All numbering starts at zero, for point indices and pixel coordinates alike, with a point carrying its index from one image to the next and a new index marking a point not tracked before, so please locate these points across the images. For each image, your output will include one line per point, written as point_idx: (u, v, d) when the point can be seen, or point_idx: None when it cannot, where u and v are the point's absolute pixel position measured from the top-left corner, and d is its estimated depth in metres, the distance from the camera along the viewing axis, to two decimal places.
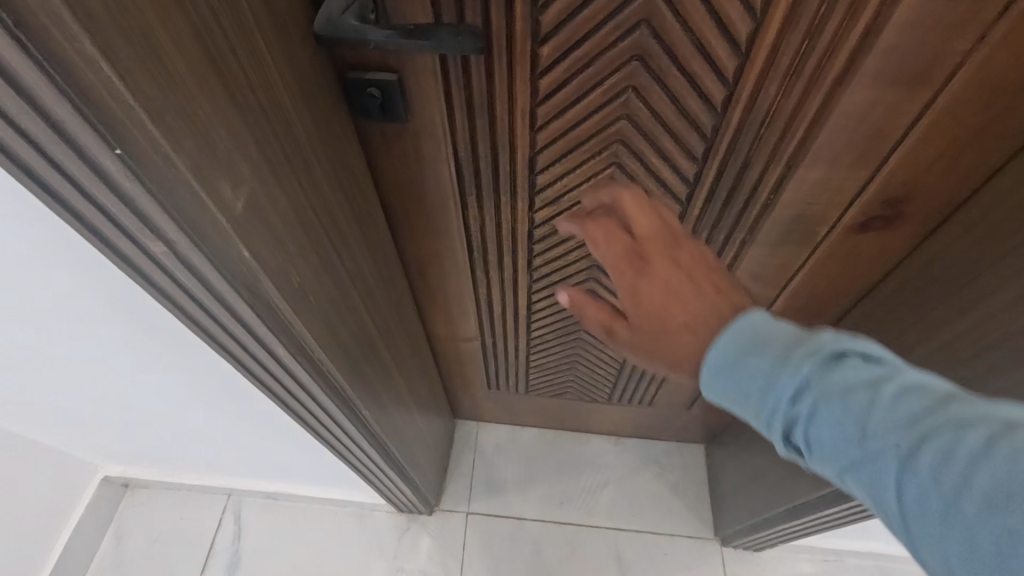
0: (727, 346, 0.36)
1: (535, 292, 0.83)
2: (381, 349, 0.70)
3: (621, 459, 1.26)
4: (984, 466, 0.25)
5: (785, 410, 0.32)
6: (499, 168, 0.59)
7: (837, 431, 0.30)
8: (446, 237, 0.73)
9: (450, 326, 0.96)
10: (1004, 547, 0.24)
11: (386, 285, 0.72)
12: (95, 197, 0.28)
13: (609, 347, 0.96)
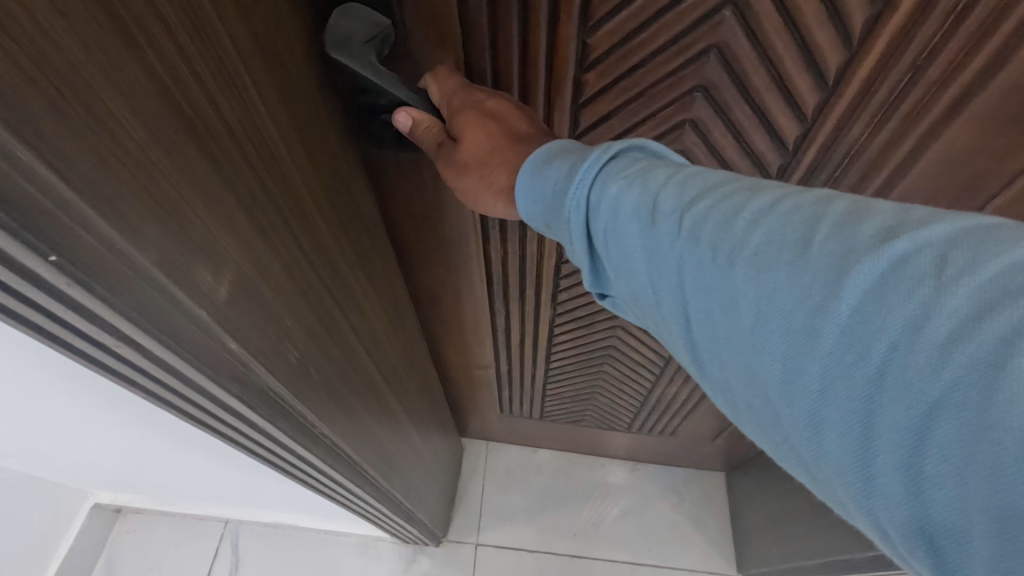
0: (551, 165, 0.40)
1: (561, 324, 0.78)
2: (390, 398, 0.64)
3: (638, 488, 1.21)
4: (737, 223, 0.30)
5: (594, 198, 0.37)
6: None
7: (629, 203, 0.35)
8: (463, 269, 0.67)
9: (463, 355, 0.90)
10: (744, 295, 0.29)
11: (397, 326, 0.66)
12: (27, 310, 0.21)
13: (634, 380, 0.91)
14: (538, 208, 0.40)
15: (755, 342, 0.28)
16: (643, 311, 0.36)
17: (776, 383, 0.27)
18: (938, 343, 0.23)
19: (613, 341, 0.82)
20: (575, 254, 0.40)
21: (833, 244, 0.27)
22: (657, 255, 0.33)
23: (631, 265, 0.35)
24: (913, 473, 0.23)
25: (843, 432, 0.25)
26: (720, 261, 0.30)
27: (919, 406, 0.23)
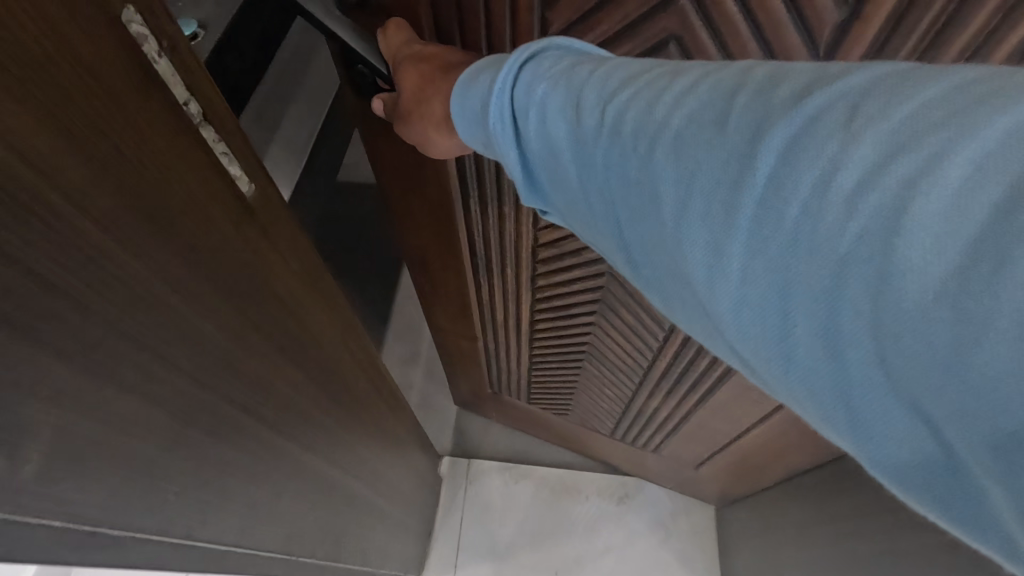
0: (476, 80, 0.48)
1: (547, 301, 0.88)
2: (338, 470, 0.61)
3: (622, 522, 1.19)
4: (659, 110, 0.35)
5: (522, 101, 0.44)
6: (498, 179, 0.68)
7: (558, 104, 0.41)
8: (451, 237, 0.82)
9: (453, 320, 1.03)
10: (674, 178, 0.34)
11: (353, 389, 0.64)
12: None
13: (613, 383, 0.97)
14: (463, 122, 0.50)
15: (679, 224, 0.34)
16: (581, 210, 0.43)
17: (704, 263, 0.33)
18: (840, 204, 0.27)
19: (593, 333, 0.90)
20: (506, 164, 0.46)
21: (746, 120, 0.31)
22: (587, 152, 0.40)
23: (564, 163, 0.42)
24: (828, 331, 0.28)
25: (763, 300, 0.30)
26: (646, 152, 0.35)
27: (830, 269, 0.27)
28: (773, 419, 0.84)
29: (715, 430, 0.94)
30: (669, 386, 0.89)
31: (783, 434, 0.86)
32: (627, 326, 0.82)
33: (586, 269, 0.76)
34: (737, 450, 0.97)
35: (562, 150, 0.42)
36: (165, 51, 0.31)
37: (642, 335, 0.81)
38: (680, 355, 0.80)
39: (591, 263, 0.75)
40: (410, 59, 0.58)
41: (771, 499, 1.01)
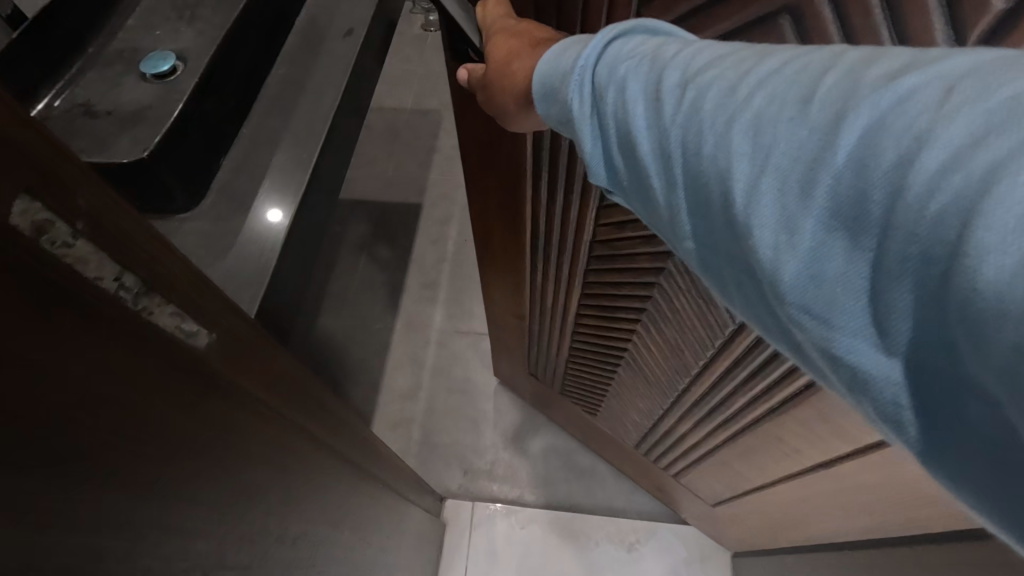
0: (565, 56, 0.44)
1: (598, 295, 0.90)
2: (329, 558, 0.58)
3: (633, 567, 1.14)
4: (741, 87, 0.31)
5: (606, 78, 0.40)
6: (570, 170, 0.71)
7: (639, 80, 0.37)
8: (519, 208, 0.88)
9: (507, 299, 1.10)
10: (745, 154, 0.30)
11: (349, 467, 0.61)
12: None
13: (647, 395, 0.98)
14: (551, 106, 0.45)
15: (748, 201, 0.29)
16: (648, 196, 0.38)
17: (771, 241, 0.29)
18: (922, 183, 0.23)
19: (637, 336, 0.91)
20: (584, 141, 0.42)
21: (834, 96, 0.27)
22: (658, 132, 0.36)
23: (636, 142, 0.37)
24: (920, 327, 0.24)
25: (845, 287, 0.27)
26: (722, 125, 0.31)
27: (917, 258, 0.24)
28: (794, 478, 0.80)
29: (737, 468, 0.91)
30: (702, 414, 0.88)
31: (803, 497, 0.82)
32: (670, 341, 0.83)
33: (638, 275, 0.78)
34: (755, 499, 0.94)
35: (637, 130, 0.37)
36: (79, 231, 0.29)
37: (686, 356, 0.81)
38: (722, 384, 0.79)
39: (644, 272, 0.76)
40: (504, 31, 0.57)
41: (787, 555, 0.97)
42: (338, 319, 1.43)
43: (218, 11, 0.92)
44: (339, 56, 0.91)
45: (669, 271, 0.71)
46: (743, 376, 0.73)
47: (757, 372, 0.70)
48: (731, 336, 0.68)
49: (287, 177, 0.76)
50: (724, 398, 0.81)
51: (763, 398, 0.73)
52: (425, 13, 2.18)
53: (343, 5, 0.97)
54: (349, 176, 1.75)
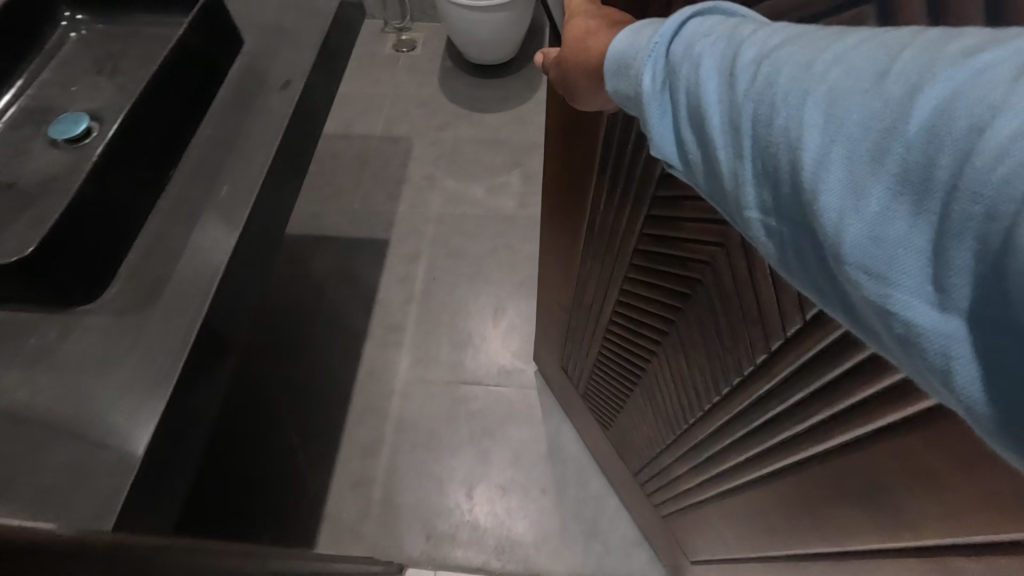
0: (641, 36, 0.36)
1: (628, 306, 0.87)
2: None
3: None
4: (818, 56, 0.25)
5: (680, 54, 0.32)
6: (630, 168, 0.69)
7: (714, 56, 0.30)
8: (583, 194, 0.87)
9: (556, 286, 1.10)
10: (810, 122, 0.24)
11: None
12: None
13: (654, 425, 0.94)
14: (619, 81, 0.37)
15: (815, 169, 0.24)
16: (711, 185, 0.32)
17: (836, 210, 0.23)
18: (1004, 140, 0.19)
19: (655, 357, 0.87)
20: (648, 123, 0.34)
21: (920, 62, 0.22)
22: (717, 105, 0.29)
23: (704, 115, 0.30)
24: (986, 306, 0.20)
25: (909, 258, 0.22)
26: (796, 98, 0.25)
27: (984, 231, 0.19)
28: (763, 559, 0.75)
29: (721, 535, 0.85)
30: (697, 463, 0.83)
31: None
32: (682, 372, 0.79)
33: (668, 296, 0.75)
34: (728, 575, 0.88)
35: (706, 108, 0.30)
36: None
37: (696, 394, 0.76)
38: (722, 436, 0.73)
39: (674, 295, 0.73)
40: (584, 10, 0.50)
41: None
42: (298, 368, 1.37)
43: (142, 63, 0.85)
44: (276, 110, 0.83)
45: (698, 297, 0.68)
46: (743, 435, 0.68)
47: (756, 432, 0.65)
48: (745, 381, 0.64)
49: (203, 262, 0.69)
50: (720, 453, 0.76)
51: (756, 462, 0.68)
52: (398, 34, 2.12)
53: (282, 51, 0.90)
54: (315, 210, 1.67)
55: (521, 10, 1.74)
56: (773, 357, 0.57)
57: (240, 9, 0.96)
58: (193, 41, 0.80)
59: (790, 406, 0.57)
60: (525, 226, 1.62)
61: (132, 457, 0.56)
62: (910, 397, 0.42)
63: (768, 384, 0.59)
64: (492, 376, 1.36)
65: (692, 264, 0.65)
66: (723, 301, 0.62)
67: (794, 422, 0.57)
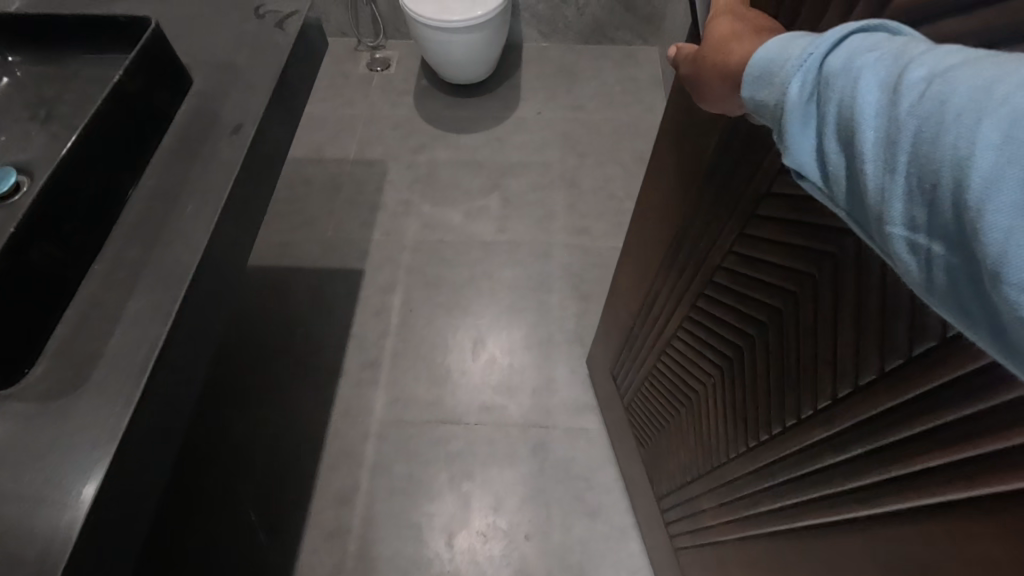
0: (788, 47, 0.35)
1: (695, 324, 0.82)
2: None
3: None
4: (1003, 77, 0.24)
5: (836, 67, 0.31)
6: (729, 182, 0.66)
7: (876, 73, 0.29)
8: (674, 204, 0.84)
9: (626, 290, 1.07)
10: (983, 144, 0.24)
11: None
12: None
13: (693, 451, 0.89)
14: (761, 89, 0.36)
15: (982, 189, 0.23)
16: (858, 203, 0.31)
17: (1001, 228, 0.23)
18: None
19: (710, 381, 0.82)
20: (787, 133, 0.34)
21: None
22: (877, 122, 0.29)
23: (857, 133, 0.30)
24: None
25: None
26: (967, 118, 0.24)
27: None
28: None
29: None
30: (729, 501, 0.78)
31: None
32: (737, 400, 0.74)
33: (738, 320, 0.70)
34: None
35: (862, 122, 0.29)
36: None
37: (745, 428, 0.72)
38: (761, 477, 0.68)
39: (745, 319, 0.69)
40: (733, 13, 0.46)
41: None
42: (269, 412, 1.30)
43: (79, 109, 0.79)
44: (224, 159, 0.77)
45: (772, 326, 0.63)
46: (783, 483, 0.63)
47: (797, 481, 0.60)
48: (800, 425, 0.59)
49: (139, 334, 0.63)
50: (755, 496, 0.70)
51: (790, 513, 0.63)
52: (371, 52, 2.08)
53: (234, 92, 0.85)
54: (285, 239, 1.61)
55: (494, 31, 1.70)
56: (838, 405, 0.52)
57: (192, 46, 0.90)
58: (130, 88, 0.75)
59: (845, 461, 0.52)
60: (503, 252, 1.58)
61: (51, 568, 0.51)
62: (992, 474, 0.38)
63: (823, 432, 0.54)
64: (470, 414, 1.30)
65: (775, 289, 0.61)
66: (799, 335, 0.58)
67: (843, 478, 0.52)
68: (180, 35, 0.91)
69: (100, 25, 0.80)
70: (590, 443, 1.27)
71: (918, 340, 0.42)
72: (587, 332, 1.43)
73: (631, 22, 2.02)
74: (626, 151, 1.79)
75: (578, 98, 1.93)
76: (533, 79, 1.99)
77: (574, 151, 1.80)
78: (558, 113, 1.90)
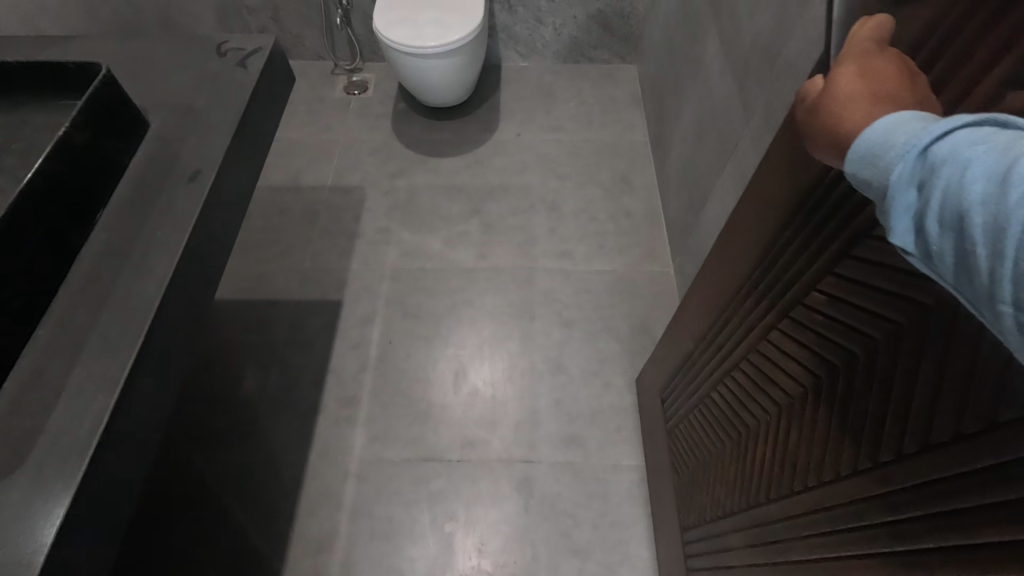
0: (895, 130, 0.32)
1: (746, 362, 0.75)
2: None
3: None
4: None
5: (940, 155, 0.29)
6: (804, 215, 0.58)
7: (985, 165, 0.27)
8: (738, 231, 0.74)
9: (683, 316, 0.99)
10: None
11: None
12: None
13: (725, 489, 0.82)
14: (866, 168, 0.33)
15: None
16: (969, 292, 0.28)
17: None
18: None
19: (751, 424, 0.75)
20: (889, 214, 0.32)
21: None
22: (985, 214, 0.26)
23: (966, 222, 0.27)
24: None
25: None
26: None
27: None
28: None
29: None
30: (758, 547, 0.71)
31: None
32: (781, 446, 0.66)
33: (797, 365, 0.62)
34: None
35: (969, 211, 0.27)
36: None
37: (783, 474, 0.65)
38: (795, 528, 0.62)
39: (806, 365, 0.61)
40: (866, 60, 0.38)
41: None
42: (243, 454, 1.26)
43: (25, 160, 0.75)
44: (180, 210, 0.74)
45: (827, 374, 0.57)
46: (822, 539, 0.57)
47: (838, 541, 0.54)
48: (849, 482, 0.52)
49: (84, 408, 0.59)
50: (787, 547, 0.64)
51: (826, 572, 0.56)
52: (348, 76, 2.05)
53: (192, 136, 0.81)
54: (261, 271, 1.57)
55: (473, 54, 1.69)
56: (896, 465, 0.46)
57: (153, 89, 0.87)
58: (78, 139, 0.72)
59: (895, 525, 0.46)
60: (485, 279, 1.55)
61: None
62: None
63: (872, 489, 0.49)
64: (452, 450, 1.27)
65: (844, 336, 0.53)
66: (866, 389, 0.51)
67: (890, 539, 0.47)
68: (137, 78, 0.88)
69: (55, 72, 0.78)
70: (576, 477, 1.24)
71: (1004, 407, 0.37)
72: (571, 360, 1.40)
73: (610, 42, 2.01)
74: (607, 171, 1.78)
75: (557, 119, 1.92)
76: (512, 100, 1.97)
77: (554, 174, 1.78)
78: (538, 134, 1.88)
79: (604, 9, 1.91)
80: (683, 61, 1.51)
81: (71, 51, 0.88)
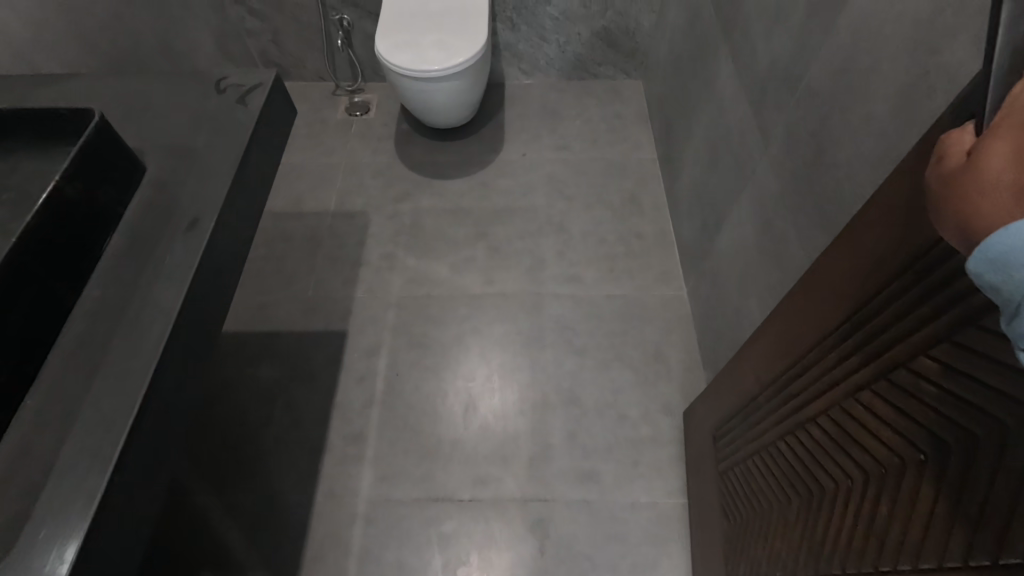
0: None
1: (819, 417, 0.66)
2: None
3: None
4: None
5: None
6: (916, 264, 0.49)
7: None
8: (824, 270, 0.65)
9: (749, 353, 0.90)
10: None
11: None
12: None
13: (783, 549, 0.74)
14: (997, 275, 0.30)
15: None
16: None
17: None
18: None
19: (819, 487, 0.66)
20: None
21: None
22: None
23: None
24: None
25: None
26: None
27: None
28: None
29: None
30: None
31: None
32: (858, 517, 0.57)
33: (886, 429, 0.53)
34: None
35: None
36: None
37: (858, 550, 0.56)
38: None
39: (898, 432, 0.52)
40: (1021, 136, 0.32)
41: None
42: (246, 496, 1.22)
43: (15, 212, 0.72)
44: (179, 264, 0.70)
45: (926, 449, 0.48)
46: None
47: None
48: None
49: (74, 490, 0.55)
50: None
51: None
52: (350, 98, 2.02)
53: (190, 181, 0.78)
54: (263, 301, 1.53)
55: (477, 77, 1.66)
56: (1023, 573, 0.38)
57: (149, 132, 0.83)
58: (71, 193, 0.68)
59: None
60: (492, 306, 1.50)
61: None
62: None
63: None
64: (461, 489, 1.22)
65: (955, 409, 0.45)
66: (981, 475, 0.42)
67: None
68: (134, 121, 0.84)
69: (45, 118, 0.74)
70: (592, 516, 1.19)
71: None
72: (584, 391, 1.36)
73: (615, 58, 1.98)
74: (615, 192, 1.74)
75: (562, 138, 1.89)
76: (515, 119, 1.94)
77: (561, 195, 1.74)
78: (543, 153, 1.85)
79: (609, 26, 1.88)
80: (692, 80, 1.47)
81: (64, 91, 0.85)
